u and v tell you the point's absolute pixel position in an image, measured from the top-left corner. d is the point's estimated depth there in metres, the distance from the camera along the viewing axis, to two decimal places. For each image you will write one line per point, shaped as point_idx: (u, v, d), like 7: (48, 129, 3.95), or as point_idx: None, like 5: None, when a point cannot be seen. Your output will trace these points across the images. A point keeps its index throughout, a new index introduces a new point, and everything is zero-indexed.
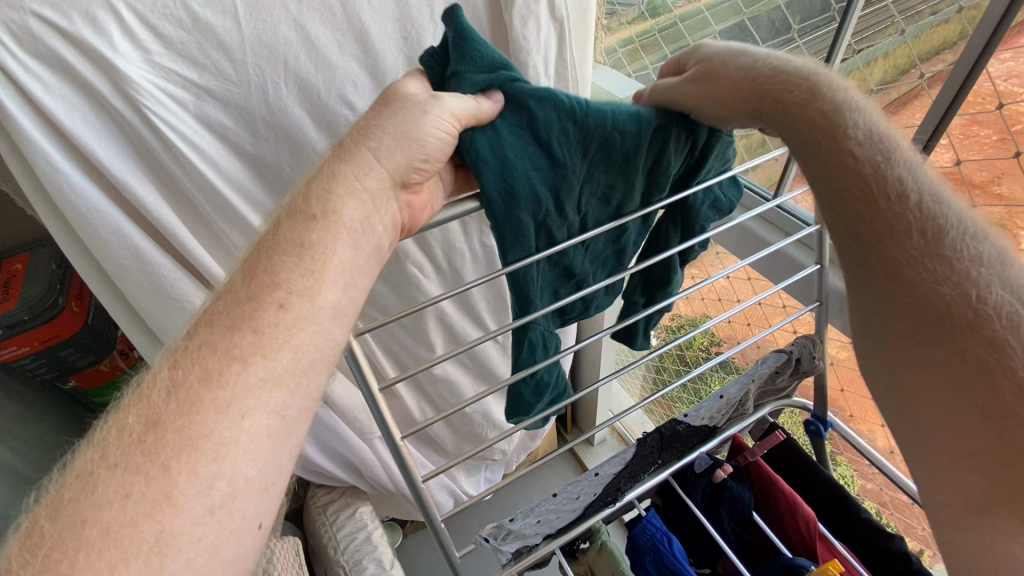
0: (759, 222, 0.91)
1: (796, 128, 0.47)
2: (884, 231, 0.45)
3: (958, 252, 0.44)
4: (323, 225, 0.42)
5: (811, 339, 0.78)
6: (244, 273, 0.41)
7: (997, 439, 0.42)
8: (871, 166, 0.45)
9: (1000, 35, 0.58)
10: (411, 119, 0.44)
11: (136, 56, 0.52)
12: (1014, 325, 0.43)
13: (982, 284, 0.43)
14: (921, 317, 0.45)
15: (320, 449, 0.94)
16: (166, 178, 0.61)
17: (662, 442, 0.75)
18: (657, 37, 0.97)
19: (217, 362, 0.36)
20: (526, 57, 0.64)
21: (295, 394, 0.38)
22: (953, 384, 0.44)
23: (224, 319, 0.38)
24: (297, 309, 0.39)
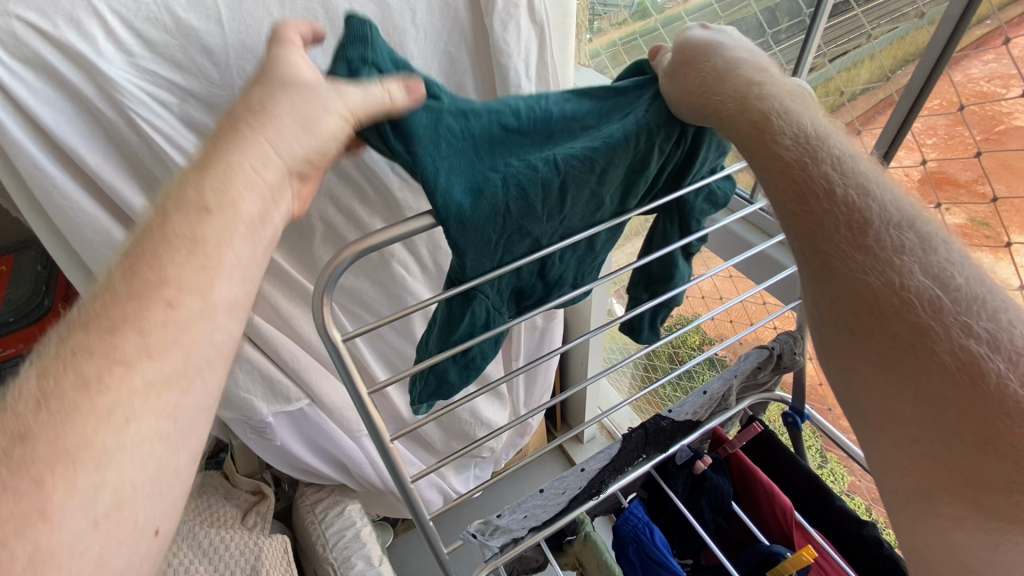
0: (742, 223, 0.93)
1: (733, 126, 0.46)
2: (816, 227, 0.42)
3: (882, 242, 0.41)
4: (194, 212, 0.35)
5: (790, 335, 0.80)
6: (120, 267, 0.32)
7: (935, 427, 0.39)
8: (801, 156, 0.43)
9: (959, 34, 0.62)
10: (310, 116, 0.40)
11: (120, 59, 0.52)
12: (940, 312, 0.38)
13: (904, 271, 0.40)
14: (852, 309, 0.41)
15: (309, 449, 0.94)
16: (147, 176, 0.61)
17: (647, 437, 0.77)
18: (639, 42, 1.00)
19: (95, 366, 0.29)
20: (507, 60, 0.64)
21: (190, 393, 0.32)
22: (886, 376, 0.41)
23: (100, 318, 0.30)
24: (190, 306, 0.33)
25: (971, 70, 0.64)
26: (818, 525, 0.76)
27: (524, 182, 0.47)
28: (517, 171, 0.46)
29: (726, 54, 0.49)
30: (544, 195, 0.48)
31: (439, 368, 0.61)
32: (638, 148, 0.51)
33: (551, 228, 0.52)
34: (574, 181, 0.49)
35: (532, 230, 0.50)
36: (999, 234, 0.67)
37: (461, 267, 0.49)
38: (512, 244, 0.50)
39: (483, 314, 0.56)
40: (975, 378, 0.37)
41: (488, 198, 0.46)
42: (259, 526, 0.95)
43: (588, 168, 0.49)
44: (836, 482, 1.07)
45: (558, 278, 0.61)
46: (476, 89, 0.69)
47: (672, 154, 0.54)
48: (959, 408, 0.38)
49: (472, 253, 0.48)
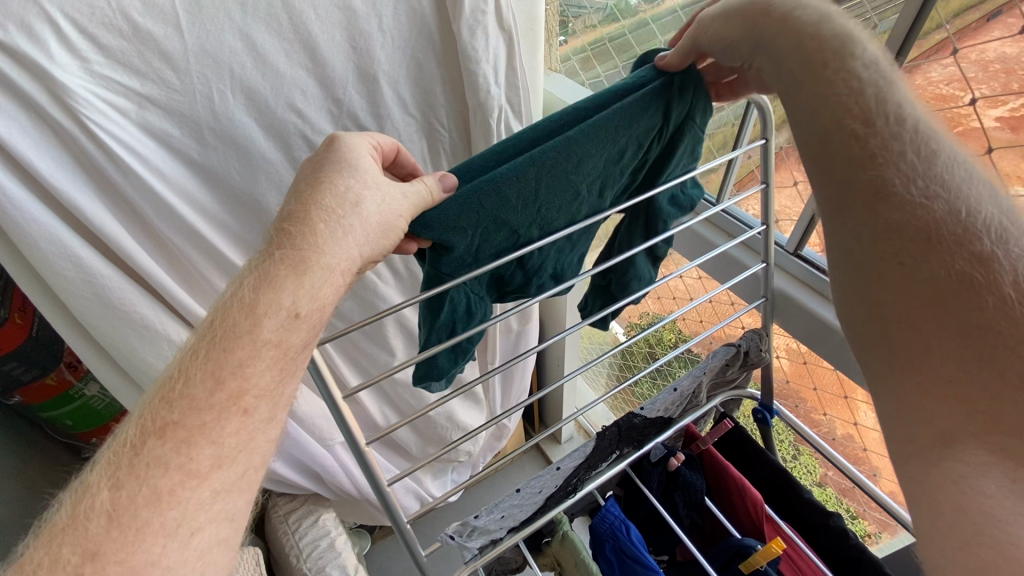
0: (704, 224, 0.96)
1: (794, 53, 0.49)
2: (877, 152, 0.45)
3: (948, 178, 0.44)
4: (283, 320, 0.39)
5: (756, 333, 0.82)
6: (187, 368, 0.36)
7: (975, 365, 0.40)
8: (871, 89, 0.46)
9: (912, 39, 0.64)
10: (386, 219, 0.46)
11: (74, 65, 0.51)
12: (1004, 243, 0.42)
13: (971, 205, 0.44)
14: (906, 236, 0.44)
15: (284, 459, 0.92)
16: (106, 185, 0.59)
17: (620, 435, 0.78)
18: (608, 47, 1.01)
19: (171, 481, 0.33)
20: (475, 66, 0.65)
21: (246, 495, 0.36)
22: (936, 307, 0.43)
23: (177, 428, 0.34)
24: (261, 413, 0.38)
25: (931, 73, 0.66)
26: (788, 517, 0.78)
27: (498, 177, 0.49)
28: (503, 173, 0.49)
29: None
30: (520, 188, 0.49)
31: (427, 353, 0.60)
32: (618, 143, 0.53)
33: (526, 218, 0.52)
34: (550, 171, 0.50)
35: (508, 222, 0.51)
36: None
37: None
38: (487, 235, 0.51)
39: (461, 300, 0.56)
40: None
41: (463, 194, 0.48)
42: None
43: (566, 158, 0.50)
44: (806, 476, 1.10)
45: (537, 268, 0.61)
46: (445, 94, 0.69)
47: (652, 147, 0.56)
48: (1009, 344, 0.40)
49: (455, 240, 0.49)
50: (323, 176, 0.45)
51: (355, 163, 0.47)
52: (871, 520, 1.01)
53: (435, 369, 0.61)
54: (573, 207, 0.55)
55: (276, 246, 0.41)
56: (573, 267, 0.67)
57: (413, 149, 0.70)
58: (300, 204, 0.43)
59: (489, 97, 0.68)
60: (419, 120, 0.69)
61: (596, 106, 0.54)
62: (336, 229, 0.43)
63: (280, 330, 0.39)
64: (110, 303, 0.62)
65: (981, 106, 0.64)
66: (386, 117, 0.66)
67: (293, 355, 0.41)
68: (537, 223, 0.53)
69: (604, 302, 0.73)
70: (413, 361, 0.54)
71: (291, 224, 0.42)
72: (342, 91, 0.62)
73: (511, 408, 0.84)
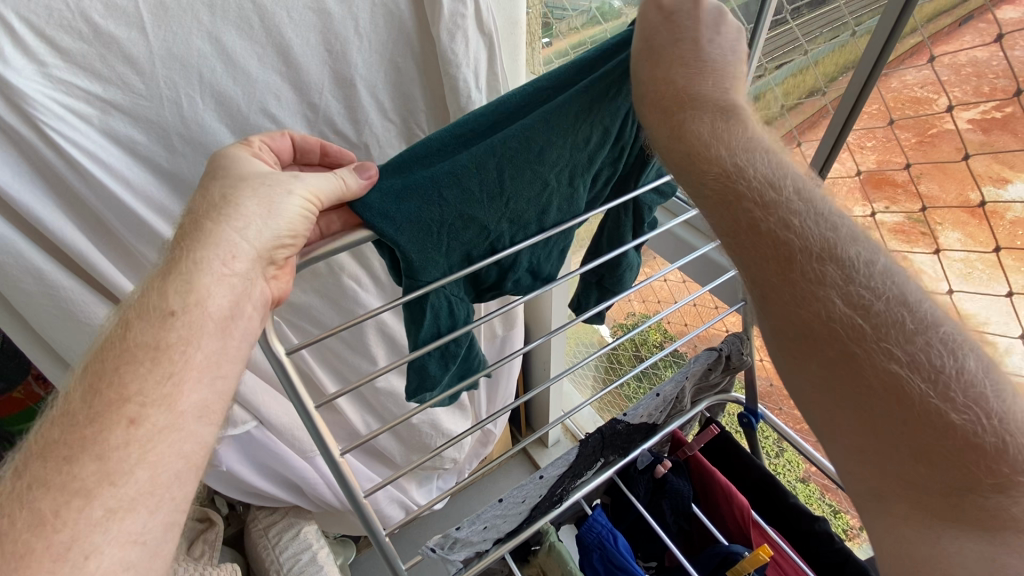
0: (686, 228, 0.95)
1: (678, 146, 0.47)
2: (747, 257, 0.42)
3: (810, 271, 0.39)
4: (156, 317, 0.39)
5: (737, 337, 0.82)
6: (85, 390, 0.36)
7: (873, 444, 0.36)
8: (743, 177, 0.44)
9: (893, 40, 0.62)
10: (272, 199, 0.44)
11: (31, 70, 0.48)
12: (863, 338, 0.37)
13: (828, 298, 0.38)
14: (788, 336, 0.40)
15: (258, 469, 0.90)
16: (63, 190, 0.57)
17: (603, 441, 0.77)
18: (590, 50, 1.00)
19: (53, 502, 0.31)
20: (456, 71, 0.63)
21: (157, 513, 0.34)
22: (826, 399, 0.39)
23: (59, 448, 0.33)
24: (152, 422, 0.35)
25: (904, 77, 0.67)
26: (774, 522, 0.78)
27: (458, 170, 0.48)
28: (463, 164, 0.48)
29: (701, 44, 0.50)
30: (482, 178, 0.49)
31: (416, 362, 0.60)
32: (583, 133, 0.52)
33: (496, 214, 0.51)
34: (511, 162, 0.49)
35: (477, 218, 0.50)
36: (932, 232, 0.71)
37: (408, 262, 0.48)
38: (455, 231, 0.50)
39: (443, 303, 0.56)
40: (901, 396, 0.35)
41: (417, 185, 0.47)
42: (207, 556, 0.91)
43: (527, 149, 0.49)
44: (791, 469, 1.11)
45: (512, 262, 0.60)
46: (425, 97, 0.67)
47: (626, 135, 0.56)
48: (889, 424, 0.35)
49: (412, 248, 0.48)
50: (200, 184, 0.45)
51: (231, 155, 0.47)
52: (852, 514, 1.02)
53: (428, 375, 0.61)
54: (544, 199, 0.54)
55: (159, 264, 0.42)
56: (555, 259, 0.66)
57: (391, 154, 0.69)
58: (188, 216, 0.44)
59: (471, 101, 0.66)
60: (398, 125, 0.68)
61: (555, 85, 0.52)
62: (212, 223, 0.42)
63: (152, 330, 0.38)
64: (73, 319, 0.61)
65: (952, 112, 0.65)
66: (364, 123, 0.65)
67: (167, 344, 0.38)
68: (506, 218, 0.52)
69: (597, 295, 0.72)
70: (394, 367, 0.52)
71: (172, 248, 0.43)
72: (318, 96, 0.61)
73: (497, 413, 0.82)
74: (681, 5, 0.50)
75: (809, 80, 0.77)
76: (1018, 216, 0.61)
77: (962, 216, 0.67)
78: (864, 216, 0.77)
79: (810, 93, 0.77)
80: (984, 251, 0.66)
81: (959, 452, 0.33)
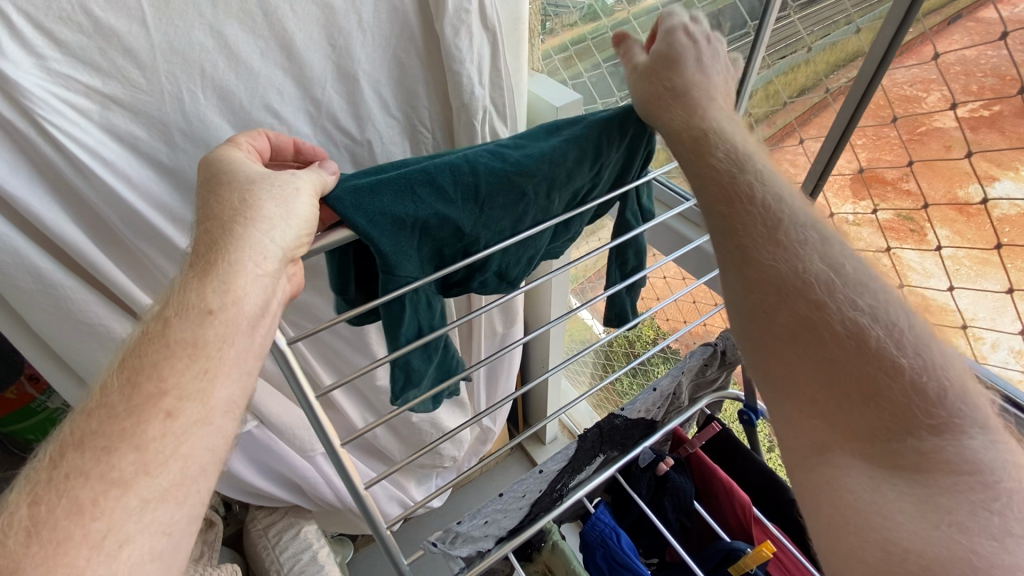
0: (680, 220, 0.95)
1: (676, 135, 0.52)
2: (737, 223, 0.47)
3: (792, 237, 0.45)
4: (195, 315, 0.38)
5: (732, 332, 0.82)
6: (123, 380, 0.35)
7: (828, 387, 0.39)
8: (742, 175, 0.48)
9: (901, 35, 0.61)
10: (285, 197, 0.44)
11: (30, 64, 0.47)
12: (832, 289, 0.42)
13: (806, 259, 0.44)
14: (761, 291, 0.44)
15: (257, 467, 0.89)
16: (62, 186, 0.56)
17: (601, 436, 0.77)
18: (589, 45, 0.99)
19: (91, 491, 0.30)
20: (459, 66, 0.62)
21: (184, 504, 0.34)
22: (790, 352, 0.42)
23: (96, 438, 0.32)
24: (188, 414, 0.35)
25: (894, 75, 0.66)
26: (774, 518, 0.79)
27: (432, 169, 0.50)
28: (436, 166, 0.50)
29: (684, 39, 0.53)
30: (455, 179, 0.51)
31: (400, 360, 0.59)
32: (559, 157, 0.55)
33: (468, 216, 0.53)
34: (485, 169, 0.52)
35: (450, 216, 0.52)
36: (921, 229, 0.71)
37: (382, 257, 0.49)
38: (429, 227, 0.51)
39: (422, 300, 0.57)
40: (861, 342, 0.39)
41: (393, 180, 0.48)
42: (207, 556, 0.90)
43: (498, 159, 0.53)
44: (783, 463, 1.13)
45: (485, 264, 0.61)
46: (428, 94, 0.66)
47: (607, 155, 0.59)
48: (849, 367, 0.39)
49: (386, 243, 0.48)
50: (211, 184, 0.44)
51: (237, 158, 0.46)
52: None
53: (412, 377, 0.61)
54: (519, 209, 0.56)
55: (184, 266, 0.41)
56: (523, 266, 0.66)
57: (394, 151, 0.68)
58: (208, 222, 0.42)
59: (474, 98, 0.66)
60: (401, 121, 0.67)
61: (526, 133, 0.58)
62: (234, 225, 0.42)
63: (192, 328, 0.37)
64: (73, 318, 0.61)
65: (936, 112, 0.65)
66: (367, 119, 0.64)
67: (208, 348, 0.38)
68: (480, 221, 0.54)
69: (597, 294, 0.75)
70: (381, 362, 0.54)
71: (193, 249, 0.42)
72: (321, 92, 0.60)
73: (495, 407, 0.82)
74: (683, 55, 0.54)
75: (811, 72, 0.75)
76: (1005, 213, 0.63)
77: (951, 214, 0.68)
78: (857, 212, 0.77)
79: (813, 83, 0.76)
80: (976, 248, 0.67)
81: (905, 399, 0.37)
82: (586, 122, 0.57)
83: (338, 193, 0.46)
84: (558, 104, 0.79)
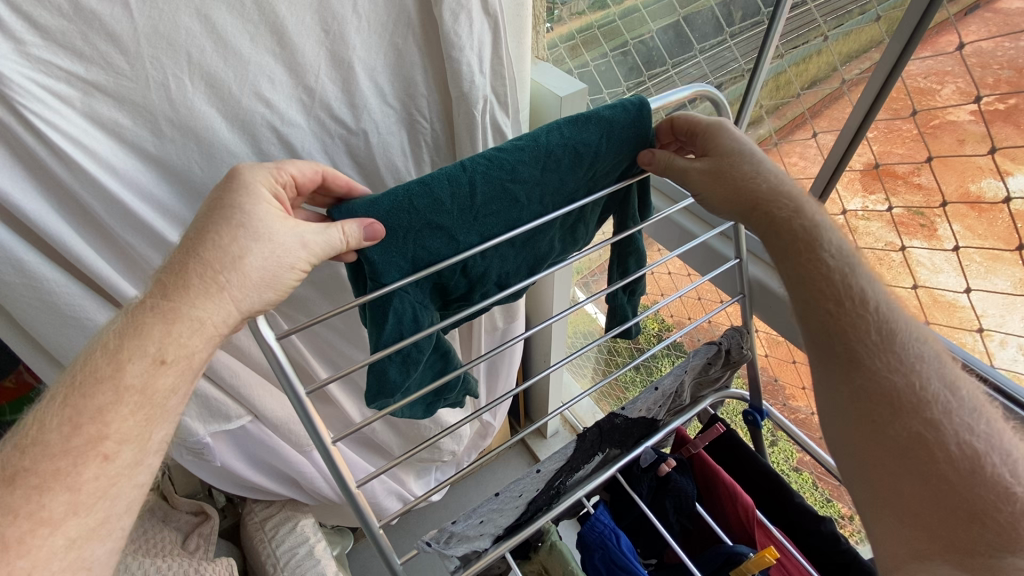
0: (687, 216, 0.92)
1: (780, 233, 0.56)
2: (848, 326, 0.51)
3: (907, 351, 0.50)
4: (146, 365, 0.41)
5: (738, 331, 0.80)
6: (61, 418, 0.38)
7: (933, 501, 0.44)
8: (856, 281, 0.53)
9: (929, 18, 0.58)
10: (276, 267, 0.46)
11: (8, 49, 0.46)
12: (949, 413, 0.47)
13: (923, 378, 0.48)
14: (873, 400, 0.49)
15: (245, 459, 0.87)
16: (47, 177, 0.55)
17: (601, 435, 0.75)
18: (596, 33, 0.95)
19: (18, 530, 0.34)
20: (459, 53, 0.60)
21: (106, 541, 0.38)
22: (897, 462, 0.46)
23: (27, 476, 0.35)
24: (124, 457, 0.39)
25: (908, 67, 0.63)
26: (778, 523, 0.77)
27: (429, 179, 0.50)
28: (436, 175, 0.51)
29: (743, 135, 0.59)
30: (453, 191, 0.51)
31: (376, 367, 0.58)
32: (563, 155, 0.55)
33: (464, 225, 0.53)
34: (485, 179, 0.52)
35: (444, 226, 0.52)
36: (931, 224, 0.68)
37: (371, 265, 0.50)
38: (421, 237, 0.51)
39: (406, 310, 0.56)
40: (975, 467, 0.44)
41: (393, 192, 0.49)
42: (202, 549, 0.89)
43: (499, 166, 0.52)
44: (783, 458, 1.12)
45: (480, 274, 0.61)
46: (426, 82, 0.64)
47: (603, 155, 0.57)
48: (955, 487, 0.44)
49: (378, 255, 0.50)
50: (210, 224, 0.45)
51: (248, 211, 0.46)
52: (844, 504, 1.03)
53: (388, 384, 0.60)
54: (513, 215, 0.56)
55: (150, 295, 0.43)
56: (521, 276, 0.66)
57: (391, 142, 0.66)
58: (190, 258, 0.44)
59: (474, 87, 0.63)
60: (398, 111, 0.64)
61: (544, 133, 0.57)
62: (210, 284, 0.44)
63: (145, 376, 0.41)
64: (57, 311, 0.60)
65: (951, 105, 0.62)
66: (362, 107, 0.61)
67: (159, 399, 0.42)
68: (475, 229, 0.54)
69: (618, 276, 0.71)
70: (366, 363, 0.53)
71: (167, 276, 0.44)
72: (315, 80, 0.57)
73: (495, 402, 0.80)
74: (741, 152, 0.58)
75: (824, 59, 0.72)
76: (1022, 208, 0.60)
77: (963, 208, 0.65)
78: (866, 205, 0.74)
79: (828, 71, 0.72)
80: (988, 244, 0.64)
81: (1011, 524, 0.42)
82: (592, 125, 0.55)
83: (339, 209, 0.48)
84: (563, 93, 0.77)
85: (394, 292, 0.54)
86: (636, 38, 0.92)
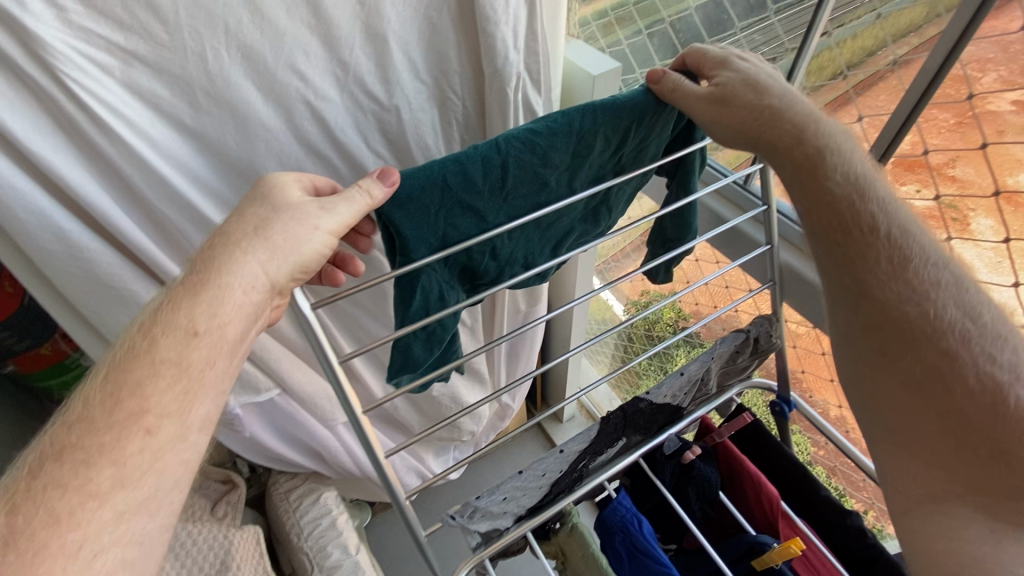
0: (717, 199, 0.91)
1: (786, 163, 0.55)
2: (857, 256, 0.53)
3: (919, 276, 0.52)
4: (181, 338, 0.42)
5: (766, 319, 0.79)
6: (103, 394, 0.39)
7: (940, 426, 0.51)
8: (876, 204, 0.53)
9: (983, 13, 0.55)
10: (301, 235, 0.46)
11: (49, 15, 0.46)
12: (967, 341, 0.51)
13: (938, 304, 0.52)
14: (883, 333, 0.53)
15: (271, 429, 0.88)
16: (86, 146, 0.55)
17: (625, 419, 0.75)
18: (631, 11, 0.93)
19: (68, 503, 0.35)
20: (494, 28, 0.59)
21: (154, 516, 0.38)
22: (912, 393, 0.52)
23: (76, 450, 0.36)
24: (167, 432, 0.40)
25: None
26: (804, 515, 0.76)
27: (463, 157, 0.49)
28: (468, 153, 0.50)
29: (750, 66, 0.56)
30: (486, 171, 0.50)
31: (402, 343, 0.58)
32: (615, 125, 0.54)
33: (495, 206, 0.53)
34: (518, 162, 0.51)
35: (474, 207, 0.52)
36: (964, 217, 0.66)
37: (402, 239, 0.50)
38: (453, 216, 0.51)
39: (434, 289, 0.56)
40: (994, 398, 0.49)
41: (428, 169, 0.48)
42: (230, 517, 0.92)
43: (531, 149, 0.51)
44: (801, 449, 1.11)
45: (508, 256, 0.61)
46: (460, 59, 0.63)
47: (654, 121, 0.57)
48: (966, 415, 0.50)
49: (410, 229, 0.50)
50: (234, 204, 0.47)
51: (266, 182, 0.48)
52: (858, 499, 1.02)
53: (411, 360, 0.60)
54: (542, 196, 0.56)
55: (184, 274, 0.44)
56: (546, 257, 0.67)
57: (422, 118, 0.65)
58: (218, 237, 0.45)
59: (508, 63, 0.62)
60: (430, 87, 0.64)
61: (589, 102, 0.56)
62: (231, 249, 0.45)
63: (178, 349, 0.41)
64: (96, 277, 0.61)
65: (988, 94, 0.59)
66: (395, 83, 0.61)
67: (193, 371, 0.42)
68: (504, 210, 0.54)
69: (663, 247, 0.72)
70: (390, 340, 0.52)
71: (198, 256, 0.45)
72: (349, 54, 0.57)
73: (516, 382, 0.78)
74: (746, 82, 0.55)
75: (873, 36, 0.68)
76: None
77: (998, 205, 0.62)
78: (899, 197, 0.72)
79: (875, 49, 0.68)
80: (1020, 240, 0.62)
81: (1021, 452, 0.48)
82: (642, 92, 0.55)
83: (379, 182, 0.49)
84: (595, 71, 0.75)
85: (422, 270, 0.54)
86: (672, 15, 0.89)
